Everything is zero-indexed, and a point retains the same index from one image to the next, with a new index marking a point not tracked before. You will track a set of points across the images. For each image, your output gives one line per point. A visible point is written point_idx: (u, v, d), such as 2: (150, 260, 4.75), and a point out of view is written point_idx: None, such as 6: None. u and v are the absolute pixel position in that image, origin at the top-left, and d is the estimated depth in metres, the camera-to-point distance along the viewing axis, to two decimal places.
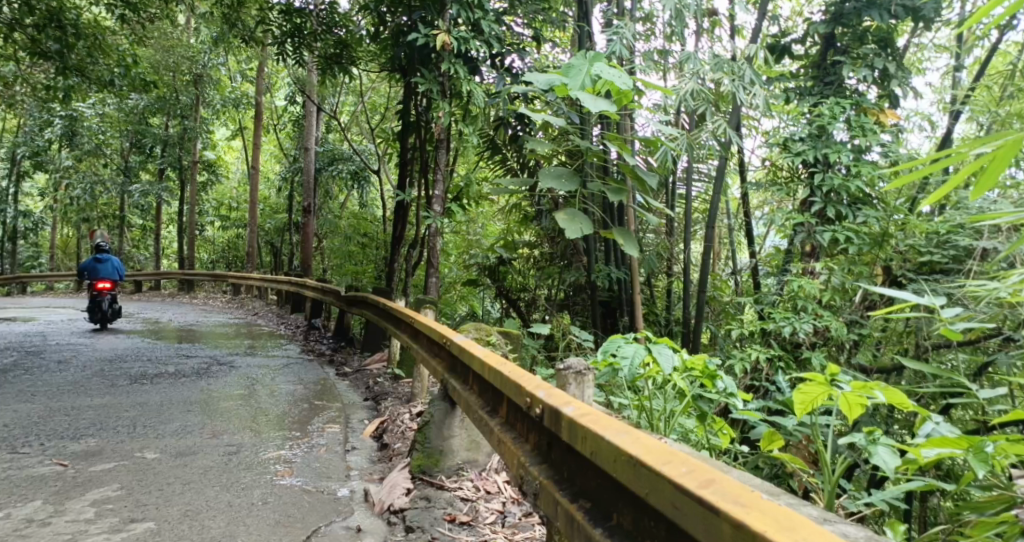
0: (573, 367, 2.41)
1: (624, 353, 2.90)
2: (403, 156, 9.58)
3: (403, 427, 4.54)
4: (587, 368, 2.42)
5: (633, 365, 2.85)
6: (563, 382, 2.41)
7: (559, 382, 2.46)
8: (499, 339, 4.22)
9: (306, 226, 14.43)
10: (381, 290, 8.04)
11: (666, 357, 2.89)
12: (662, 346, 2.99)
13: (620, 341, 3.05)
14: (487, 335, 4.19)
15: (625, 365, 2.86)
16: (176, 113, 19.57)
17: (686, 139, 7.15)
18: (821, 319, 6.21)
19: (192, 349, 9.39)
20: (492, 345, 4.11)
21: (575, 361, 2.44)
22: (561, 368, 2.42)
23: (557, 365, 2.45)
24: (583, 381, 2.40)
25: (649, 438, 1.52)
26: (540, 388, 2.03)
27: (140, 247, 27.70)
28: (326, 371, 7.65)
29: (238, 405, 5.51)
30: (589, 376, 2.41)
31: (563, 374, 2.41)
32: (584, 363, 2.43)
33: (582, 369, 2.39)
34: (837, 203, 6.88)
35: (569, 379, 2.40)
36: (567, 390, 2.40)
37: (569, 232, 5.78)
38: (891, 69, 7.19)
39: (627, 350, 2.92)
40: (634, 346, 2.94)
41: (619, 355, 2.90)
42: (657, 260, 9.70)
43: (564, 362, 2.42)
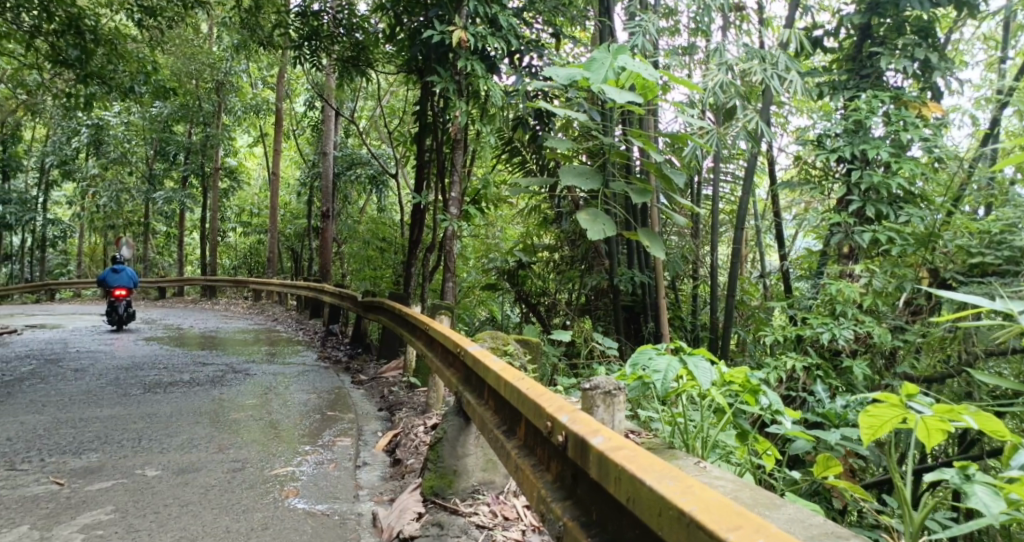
0: (600, 387, 2.13)
1: (656, 366, 2.62)
2: (421, 158, 9.36)
3: (417, 442, 4.29)
4: (616, 388, 2.14)
5: (667, 378, 2.56)
6: (589, 405, 2.13)
7: (582, 402, 2.18)
8: (518, 348, 3.94)
9: (326, 232, 14.31)
10: (399, 295, 7.83)
11: (705, 370, 2.59)
12: (699, 357, 2.70)
13: (650, 353, 2.77)
14: (506, 343, 3.92)
15: (659, 379, 2.57)
16: (198, 120, 19.63)
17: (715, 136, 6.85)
18: (861, 324, 5.86)
19: (209, 356, 9.26)
20: (510, 355, 3.83)
21: (603, 379, 2.17)
22: (586, 387, 2.14)
23: (582, 384, 2.18)
24: (611, 403, 2.12)
25: (702, 486, 1.27)
26: (562, 411, 1.76)
27: (163, 254, 27.89)
28: (342, 379, 7.45)
29: (249, 416, 5.31)
30: (618, 397, 2.13)
31: (588, 394, 2.13)
32: (613, 382, 2.15)
33: (610, 389, 2.11)
34: (877, 202, 6.57)
35: (595, 400, 2.12)
36: (593, 413, 2.12)
37: (591, 234, 5.49)
38: (933, 59, 6.84)
39: (660, 363, 2.63)
40: (669, 359, 2.65)
41: (652, 368, 2.61)
42: (682, 262, 9.40)
43: (590, 381, 2.14)
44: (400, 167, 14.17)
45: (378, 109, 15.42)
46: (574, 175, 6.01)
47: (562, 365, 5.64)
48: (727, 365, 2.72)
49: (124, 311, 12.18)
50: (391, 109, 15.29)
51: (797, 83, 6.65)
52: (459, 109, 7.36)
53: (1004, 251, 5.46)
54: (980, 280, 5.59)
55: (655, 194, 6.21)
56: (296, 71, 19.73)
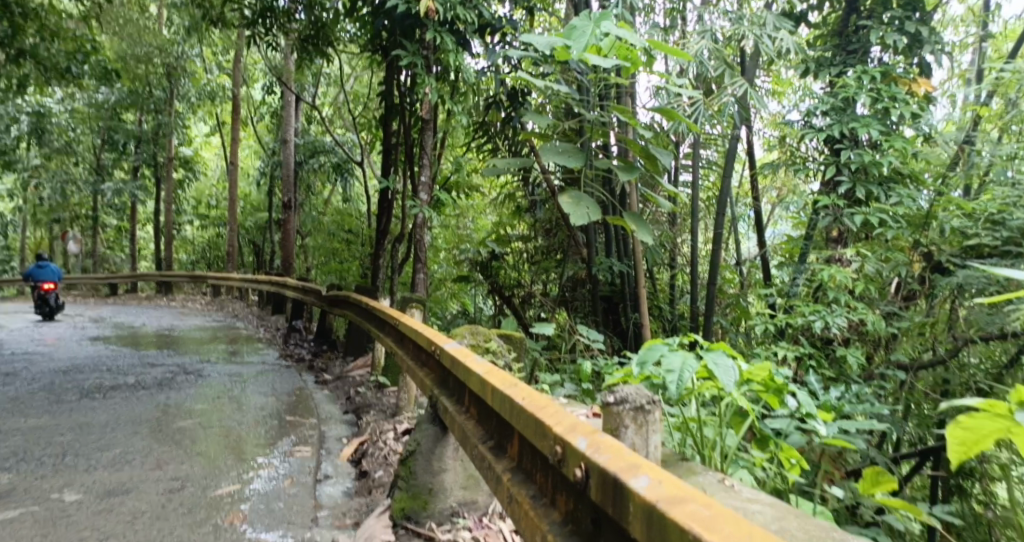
0: (628, 403, 1.71)
1: (669, 365, 2.21)
2: (386, 143, 8.86)
3: (385, 451, 3.84)
4: (647, 402, 1.72)
5: (686, 380, 2.15)
6: (612, 425, 1.72)
7: (600, 420, 1.77)
8: (501, 345, 3.50)
9: (288, 223, 13.68)
10: (364, 288, 7.34)
11: (727, 368, 2.19)
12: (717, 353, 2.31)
13: (660, 351, 2.36)
14: (488, 339, 3.48)
15: (675, 383, 2.15)
16: (149, 108, 18.78)
17: (700, 113, 6.50)
18: (855, 311, 5.56)
19: (160, 356, 8.64)
20: (492, 354, 3.39)
21: (629, 390, 1.75)
22: (607, 401, 1.72)
23: (602, 397, 1.76)
24: (641, 424, 1.71)
25: None
26: (580, 435, 1.36)
27: (116, 249, 26.83)
28: (304, 379, 6.95)
29: (196, 423, 4.80)
30: (650, 417, 1.72)
31: (607, 411, 1.71)
32: (644, 395, 1.73)
33: (642, 405, 1.70)
34: (867, 182, 6.27)
35: (615, 418, 1.71)
36: (613, 436, 1.71)
37: (574, 217, 5.09)
38: (923, 33, 6.60)
39: (674, 362, 2.22)
40: (686, 356, 2.24)
41: (665, 367, 2.20)
42: (660, 250, 9.08)
43: (614, 394, 1.72)
44: (366, 154, 13.61)
45: (340, 95, 14.83)
46: (555, 154, 5.59)
47: (542, 361, 5.24)
48: (749, 361, 2.33)
49: (54, 303, 12.70)
50: (354, 95, 14.73)
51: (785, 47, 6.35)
52: (426, 86, 6.89)
53: (1003, 231, 5.13)
54: (979, 261, 5.30)
55: (639, 175, 5.82)
56: (253, 57, 18.99)
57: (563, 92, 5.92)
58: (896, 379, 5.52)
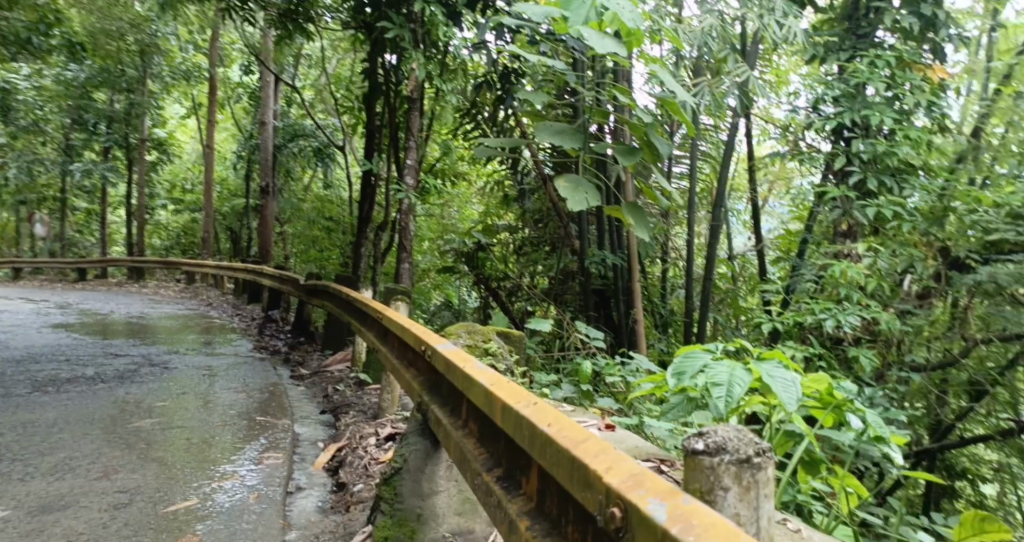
0: (729, 453, 1.20)
1: (716, 379, 2.08)
2: (370, 125, 8.40)
3: (366, 461, 3.45)
4: (754, 452, 1.21)
5: (740, 394, 2.01)
6: (707, 486, 1.21)
7: (688, 478, 1.26)
8: (501, 345, 3.14)
9: (266, 210, 13.17)
10: (345, 277, 6.92)
11: (786, 381, 2.06)
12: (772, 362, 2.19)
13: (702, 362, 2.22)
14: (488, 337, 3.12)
15: (727, 399, 2.00)
16: (121, 87, 18.12)
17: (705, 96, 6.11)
18: (869, 309, 5.23)
19: (124, 346, 8.15)
20: (492, 356, 3.02)
21: (727, 435, 1.25)
22: (699, 451, 1.22)
23: (687, 443, 1.26)
24: (747, 487, 1.19)
25: None
26: (653, 502, 0.97)
27: (85, 233, 26.05)
28: (279, 373, 6.52)
29: (155, 423, 4.37)
30: (762, 475, 1.20)
31: (695, 462, 1.23)
32: (749, 444, 1.23)
33: (749, 457, 1.18)
34: (879, 173, 5.95)
35: (703, 477, 1.22)
36: (707, 503, 1.20)
37: (572, 203, 4.67)
38: (938, 17, 6.23)
39: (721, 376, 2.08)
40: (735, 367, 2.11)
41: (712, 381, 2.07)
42: (653, 243, 8.74)
43: (708, 437, 1.24)
44: (348, 139, 13.13)
45: (322, 77, 14.33)
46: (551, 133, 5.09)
47: (537, 359, 4.88)
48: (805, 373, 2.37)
49: None
50: (337, 79, 14.21)
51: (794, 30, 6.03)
52: (414, 61, 6.42)
53: None
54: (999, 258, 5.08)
55: (642, 161, 5.44)
56: (231, 37, 18.38)
57: (560, 69, 5.52)
58: (911, 383, 5.23)
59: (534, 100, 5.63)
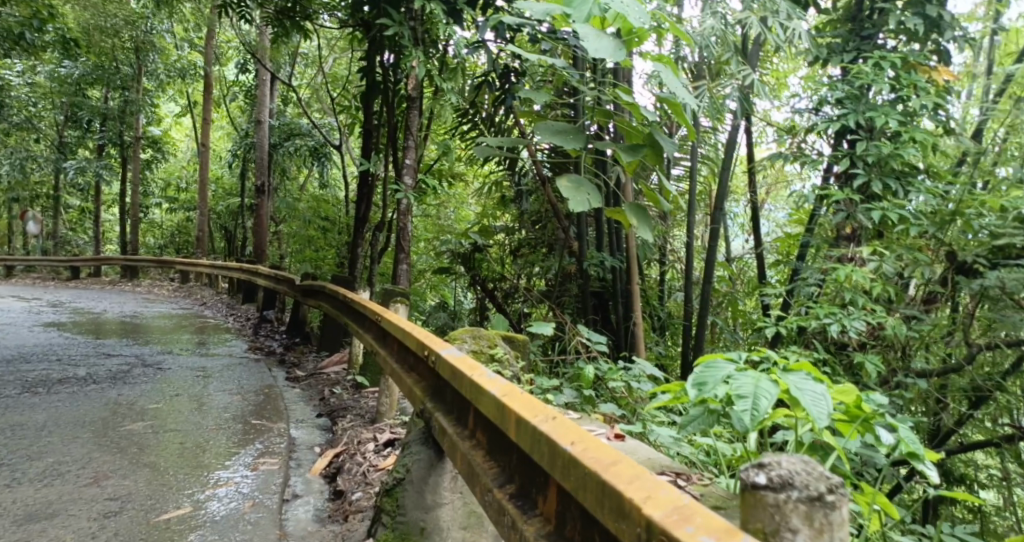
0: (797, 490, 1.29)
1: (741, 392, 2.06)
2: (368, 124, 8.31)
3: (365, 468, 3.36)
4: (825, 491, 1.29)
5: (766, 408, 2.00)
6: (772, 526, 1.29)
7: (748, 513, 1.36)
8: (507, 351, 3.08)
9: (261, 209, 13.05)
10: (342, 278, 6.82)
11: (814, 394, 2.05)
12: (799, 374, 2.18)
13: (725, 372, 2.20)
14: (493, 343, 3.06)
15: (753, 412, 1.99)
16: (116, 84, 17.97)
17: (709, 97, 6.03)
18: (875, 313, 5.17)
19: (116, 346, 8.04)
20: (497, 363, 2.95)
21: (794, 471, 1.33)
22: (763, 487, 1.31)
23: (749, 471, 1.37)
24: (819, 528, 1.27)
25: None
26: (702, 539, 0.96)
27: (77, 231, 25.86)
28: (274, 375, 6.42)
29: (147, 427, 4.28)
30: (832, 516, 1.28)
31: (760, 498, 1.31)
32: (820, 481, 1.31)
33: (820, 497, 1.27)
34: (884, 176, 5.87)
35: (766, 515, 1.31)
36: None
37: (573, 204, 4.57)
38: (944, 18, 6.16)
39: (746, 387, 2.07)
40: (760, 379, 2.10)
41: (737, 393, 2.06)
42: (653, 245, 8.66)
43: (775, 470, 1.32)
44: (345, 138, 13.02)
45: (319, 76, 14.22)
46: (551, 132, 4.85)
47: (537, 363, 4.79)
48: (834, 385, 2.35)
49: None
50: (334, 77, 14.11)
51: (799, 31, 5.95)
52: (413, 59, 6.34)
53: None
54: (1007, 264, 5.01)
55: (645, 162, 5.33)
56: (227, 34, 18.26)
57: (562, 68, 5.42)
58: (915, 389, 5.17)
59: (536, 99, 5.56)
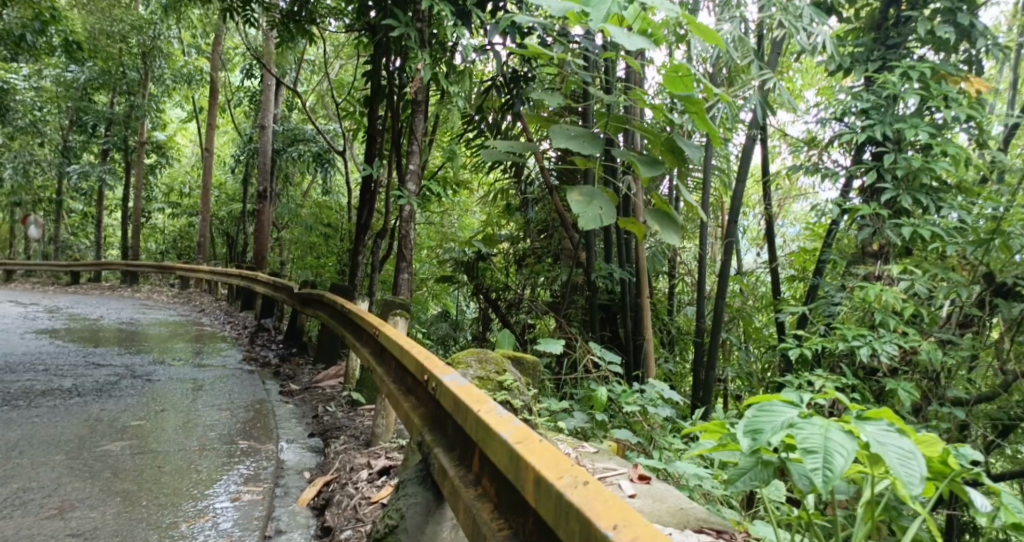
0: None
1: (809, 445, 1.83)
2: (372, 130, 8.04)
3: (357, 501, 3.07)
4: None
5: (840, 467, 1.77)
6: None
7: None
8: (517, 378, 2.86)
9: (262, 215, 12.80)
10: (340, 288, 6.53)
11: (900, 452, 1.82)
12: (879, 423, 1.94)
13: (787, 417, 1.95)
14: (502, 369, 2.84)
15: (825, 472, 1.76)
16: (121, 89, 17.81)
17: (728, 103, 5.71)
18: (906, 337, 4.85)
19: (107, 354, 7.77)
20: (507, 391, 2.76)
21: None
22: None
23: None
24: None
25: None
26: None
27: (79, 235, 25.71)
28: (268, 389, 6.12)
29: (127, 447, 3.99)
30: None
31: None
32: None
33: None
34: (913, 190, 5.55)
35: None
36: None
37: (582, 220, 4.23)
38: (976, 26, 5.83)
39: (815, 440, 1.83)
40: (832, 430, 1.86)
41: (805, 446, 1.82)
42: (662, 258, 8.35)
43: None
44: (349, 144, 12.77)
45: (324, 82, 14.04)
46: (565, 137, 4.43)
47: (545, 383, 4.50)
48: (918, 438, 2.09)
49: None
50: (339, 84, 13.88)
51: (826, 36, 5.65)
52: (420, 61, 6.07)
53: None
54: None
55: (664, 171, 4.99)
56: (233, 40, 18.11)
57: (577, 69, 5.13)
58: (950, 418, 4.84)
59: (548, 102, 5.23)
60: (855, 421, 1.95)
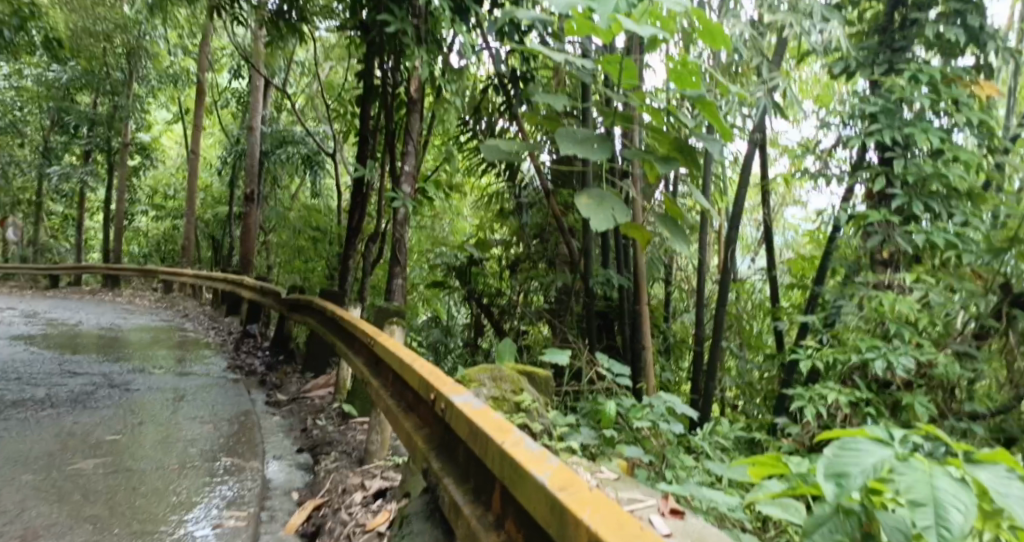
0: None
1: (916, 496, 1.35)
2: (364, 131, 7.80)
3: (352, 530, 2.84)
4: None
5: (960, 526, 1.30)
6: None
7: None
8: (534, 398, 2.77)
9: (249, 218, 12.51)
10: (330, 293, 6.28)
11: None
12: (1001, 468, 1.47)
13: (879, 456, 1.46)
14: (518, 389, 2.75)
15: (940, 534, 1.29)
16: (104, 89, 17.39)
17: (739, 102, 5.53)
18: (923, 349, 4.68)
19: (85, 362, 7.46)
20: (524, 413, 2.65)
21: None
22: None
23: None
24: None
25: None
26: None
27: (60, 237, 25.22)
28: (254, 399, 5.85)
29: (101, 465, 3.72)
30: None
31: None
32: None
33: None
34: (924, 197, 5.39)
35: None
36: None
37: (595, 223, 4.04)
38: (987, 28, 5.68)
39: (921, 490, 1.36)
40: (941, 476, 1.38)
41: (910, 498, 1.35)
42: (660, 265, 8.16)
43: None
44: (339, 147, 12.52)
45: (314, 84, 13.78)
46: (572, 141, 4.20)
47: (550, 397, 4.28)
48: None
49: None
50: (329, 85, 13.61)
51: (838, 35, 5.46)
52: (416, 58, 5.86)
53: None
54: None
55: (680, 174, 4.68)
56: (221, 40, 17.82)
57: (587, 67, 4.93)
58: (969, 434, 4.67)
59: (555, 102, 4.98)
60: (968, 463, 1.47)
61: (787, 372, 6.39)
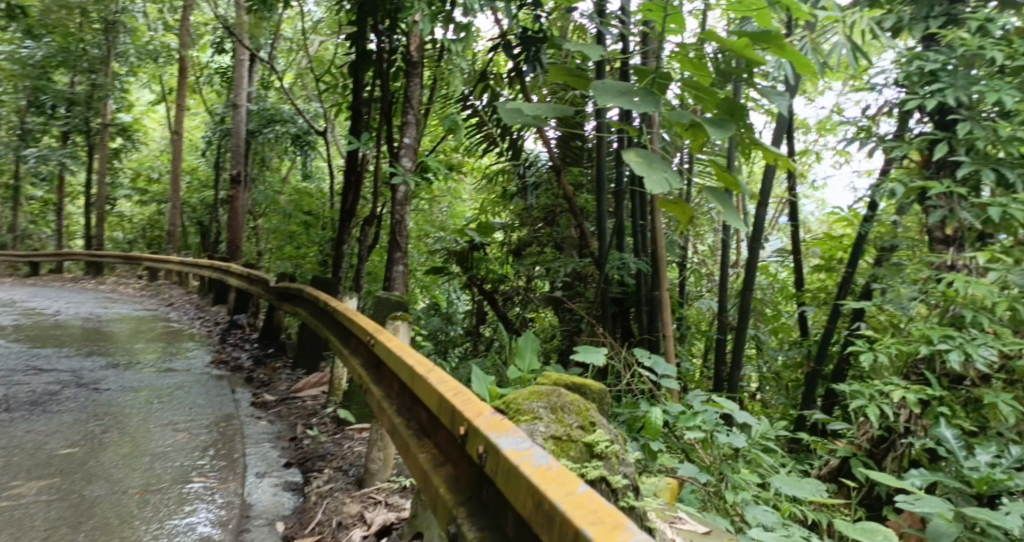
0: None
1: None
2: (357, 103, 7.12)
3: None
4: None
5: None
6: None
7: None
8: (608, 435, 2.17)
9: (236, 201, 11.84)
10: (323, 279, 5.65)
11: None
12: None
13: None
14: (586, 424, 2.14)
15: None
16: (82, 67, 16.59)
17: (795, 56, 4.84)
18: (1004, 339, 4.16)
19: (55, 356, 6.83)
20: (591, 452, 2.05)
21: None
22: None
23: None
24: None
25: None
26: None
27: (41, 223, 24.28)
28: (240, 398, 5.24)
29: (46, 490, 3.10)
30: None
31: None
32: None
33: None
34: (998, 167, 4.81)
35: None
36: None
37: (649, 183, 3.40)
38: None
39: None
40: None
41: None
42: (678, 247, 7.55)
43: None
44: (330, 125, 11.84)
45: (302, 59, 13.06)
46: (613, 94, 3.56)
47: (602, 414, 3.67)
48: None
49: None
50: (318, 60, 12.89)
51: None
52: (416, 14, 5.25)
53: None
54: None
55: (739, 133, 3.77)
56: (204, 16, 17.02)
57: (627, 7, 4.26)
58: None
59: (587, 50, 4.24)
60: None
61: (823, 363, 5.81)
